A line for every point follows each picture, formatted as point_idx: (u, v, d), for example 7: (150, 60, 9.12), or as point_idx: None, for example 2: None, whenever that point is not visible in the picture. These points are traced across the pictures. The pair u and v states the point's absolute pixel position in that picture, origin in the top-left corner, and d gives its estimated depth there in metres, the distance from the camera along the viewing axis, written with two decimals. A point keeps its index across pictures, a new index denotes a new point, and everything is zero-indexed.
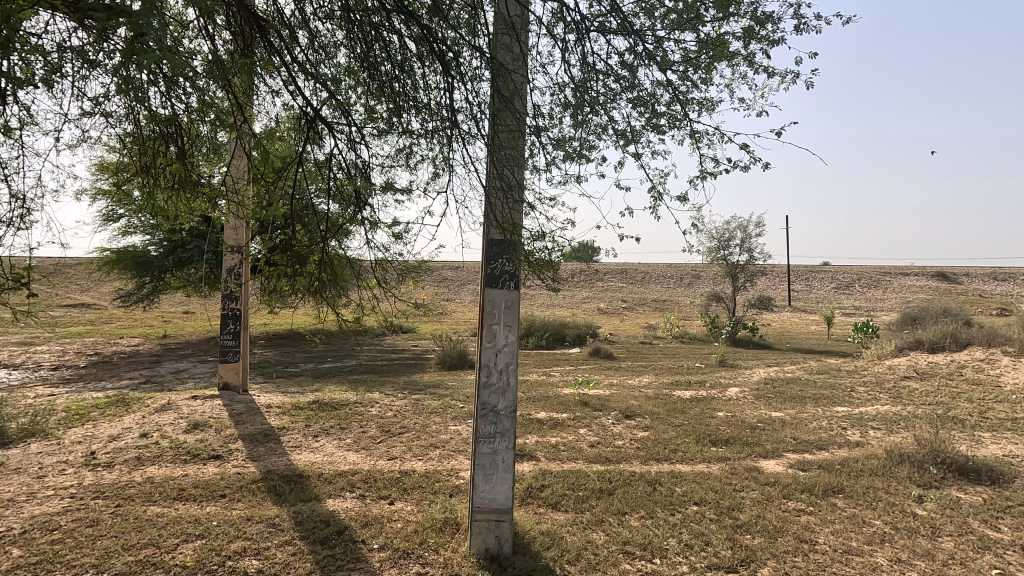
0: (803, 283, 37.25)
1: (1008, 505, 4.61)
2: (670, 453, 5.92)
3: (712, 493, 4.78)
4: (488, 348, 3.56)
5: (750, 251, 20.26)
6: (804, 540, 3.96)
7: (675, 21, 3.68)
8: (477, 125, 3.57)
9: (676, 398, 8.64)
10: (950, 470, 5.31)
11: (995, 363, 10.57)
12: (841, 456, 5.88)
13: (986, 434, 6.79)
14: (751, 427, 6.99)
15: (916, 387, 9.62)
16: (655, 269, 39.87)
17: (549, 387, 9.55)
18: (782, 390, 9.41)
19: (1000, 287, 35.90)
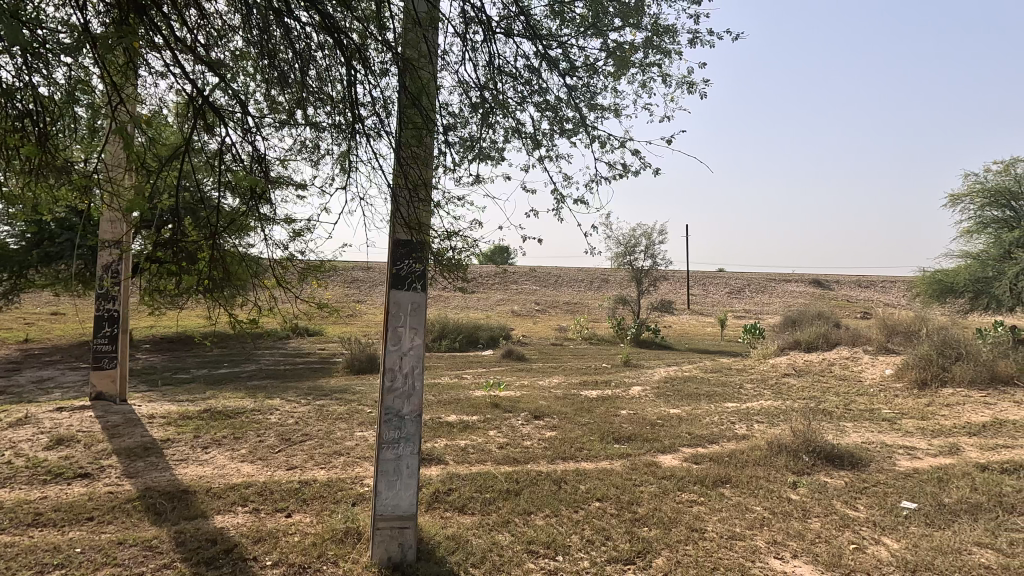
0: (701, 288, 39.98)
1: (865, 486, 5.21)
2: (576, 451, 6.10)
3: (613, 489, 4.98)
4: (393, 351, 3.46)
5: (654, 257, 21.39)
6: (694, 529, 4.23)
7: (581, 27, 3.80)
8: (383, 120, 3.48)
9: (583, 398, 8.92)
10: (819, 457, 5.91)
11: (856, 361, 11.93)
12: (729, 449, 6.35)
13: (848, 424, 7.64)
14: (651, 424, 7.37)
15: (794, 383, 10.64)
16: (567, 273, 41.06)
17: (460, 389, 9.53)
18: (680, 388, 10.01)
19: (864, 293, 40.65)
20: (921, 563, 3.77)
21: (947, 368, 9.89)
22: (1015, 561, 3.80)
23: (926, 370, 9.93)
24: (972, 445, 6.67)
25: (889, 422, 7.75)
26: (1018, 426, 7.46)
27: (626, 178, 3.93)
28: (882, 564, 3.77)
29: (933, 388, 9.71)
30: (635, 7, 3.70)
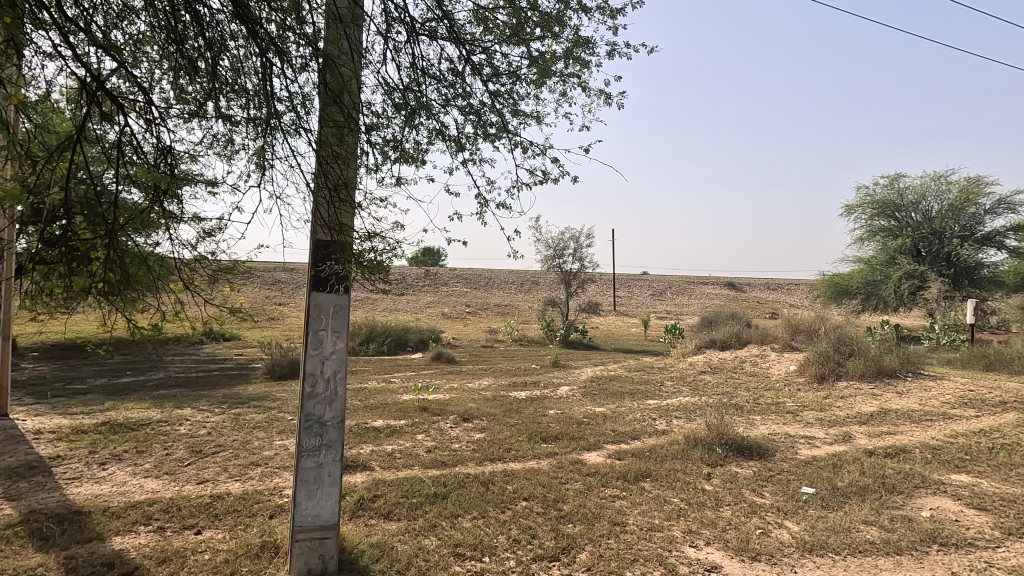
0: (626, 289, 41.48)
1: (770, 475, 5.61)
2: (504, 452, 6.14)
3: (540, 488, 5.06)
4: (314, 355, 3.33)
5: (581, 260, 21.94)
6: (616, 523, 4.38)
7: (505, 34, 3.85)
8: (302, 116, 3.36)
9: (512, 399, 9.00)
10: (731, 449, 6.29)
11: (764, 358, 12.81)
12: (650, 444, 6.62)
13: (757, 417, 8.18)
14: (577, 423, 7.56)
15: (710, 380, 11.27)
16: (498, 275, 41.27)
17: (388, 393, 9.33)
18: (605, 387, 10.33)
19: (771, 295, 43.79)
20: (817, 543, 4.10)
21: (841, 363, 10.85)
22: (895, 535, 4.22)
23: (824, 366, 10.83)
24: (861, 432, 7.35)
25: (792, 414, 8.39)
26: (899, 415, 8.30)
27: (546, 183, 4.06)
28: (784, 546, 4.07)
29: (830, 381, 10.61)
30: (556, 18, 3.80)
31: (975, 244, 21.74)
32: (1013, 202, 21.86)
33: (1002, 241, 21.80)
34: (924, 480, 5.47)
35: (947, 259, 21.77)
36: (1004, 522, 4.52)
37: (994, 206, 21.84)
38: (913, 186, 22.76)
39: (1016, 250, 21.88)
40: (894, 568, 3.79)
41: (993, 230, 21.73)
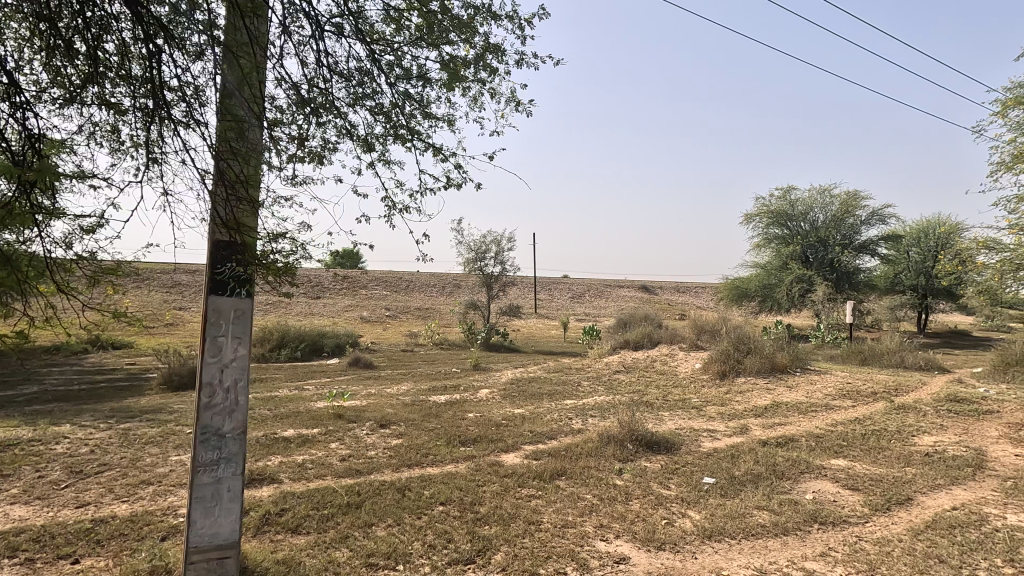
0: (546, 292, 42.36)
1: (676, 467, 5.94)
2: (422, 457, 6.06)
3: (457, 491, 5.04)
4: (212, 364, 3.12)
5: (502, 263, 22.14)
6: (532, 521, 4.46)
7: (415, 35, 3.83)
8: (197, 108, 3.14)
9: (431, 403, 8.91)
10: (641, 444, 6.60)
11: (673, 357, 13.55)
12: (565, 443, 6.80)
13: (665, 413, 8.64)
14: (496, 425, 7.62)
15: (623, 379, 11.76)
16: (420, 278, 40.72)
17: (300, 401, 8.92)
18: (524, 389, 10.49)
19: (681, 297, 46.45)
20: (715, 529, 4.39)
21: (740, 360, 11.71)
22: (783, 518, 4.61)
23: (726, 363, 11.64)
24: (757, 424, 7.96)
25: (697, 409, 8.94)
26: (789, 407, 9.08)
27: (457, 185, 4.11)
28: (687, 534, 4.32)
29: (731, 377, 11.41)
30: (467, 24, 3.85)
31: (853, 251, 24.26)
32: (883, 215, 24.71)
33: (875, 249, 24.49)
34: (808, 465, 6.02)
35: (831, 265, 24.24)
36: (872, 499, 5.07)
37: (868, 218, 24.48)
38: (803, 198, 25.03)
39: (886, 257, 24.67)
40: (781, 548, 4.14)
41: (867, 239, 24.43)
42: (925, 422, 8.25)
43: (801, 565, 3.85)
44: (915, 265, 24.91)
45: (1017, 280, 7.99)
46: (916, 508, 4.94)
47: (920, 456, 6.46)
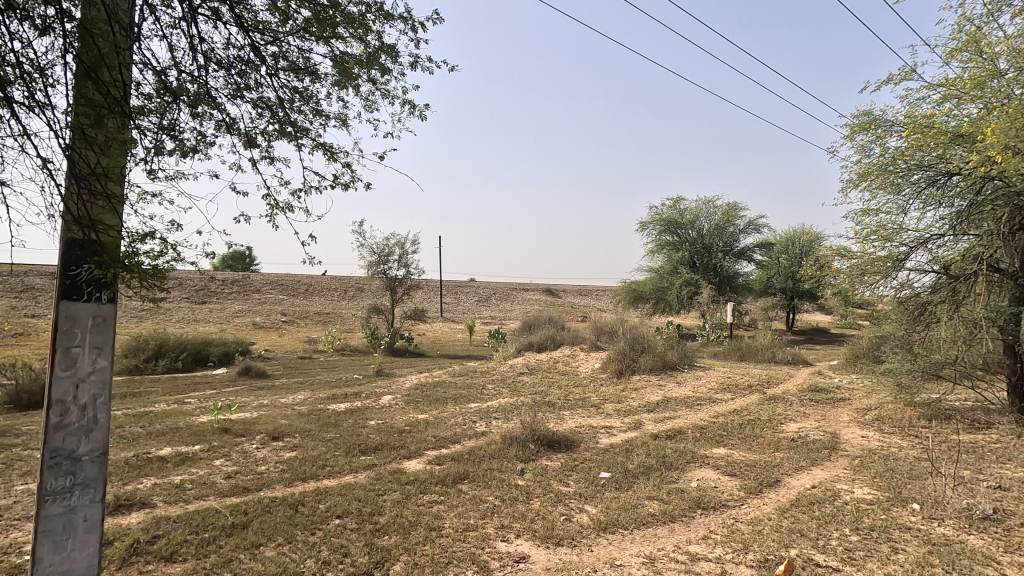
0: (452, 296, 42.21)
1: (575, 464, 6.15)
2: (317, 469, 5.77)
3: (355, 503, 4.86)
4: (64, 378, 2.75)
5: (407, 266, 21.75)
6: (433, 528, 4.39)
7: (302, 28, 3.71)
8: (42, 90, 2.78)
9: (330, 412, 8.53)
10: (542, 443, 6.76)
11: (574, 358, 14.03)
12: (469, 446, 6.80)
13: (566, 412, 8.92)
14: (398, 431, 7.45)
15: (527, 380, 12.00)
16: (319, 282, 38.92)
17: (180, 416, 8.16)
18: (428, 394, 10.35)
19: (582, 300, 48.31)
20: (610, 522, 4.59)
21: (635, 359, 12.38)
22: (670, 506, 4.92)
23: (622, 362, 12.26)
24: (649, 419, 8.45)
25: (596, 407, 9.33)
26: (678, 401, 9.74)
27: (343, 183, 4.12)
28: (584, 528, 4.48)
29: (627, 375, 12.03)
30: (359, 23, 3.81)
31: (733, 257, 26.62)
32: (758, 225, 27.34)
33: (751, 256, 27.01)
34: (693, 455, 6.48)
35: (714, 270, 26.40)
36: (747, 483, 5.56)
37: (745, 227, 26.98)
38: (691, 208, 27.10)
39: (760, 263, 27.30)
40: (668, 534, 4.41)
41: (745, 246, 26.90)
42: (792, 411, 9.21)
43: (686, 549, 4.13)
44: (784, 270, 27.80)
45: (862, 283, 9.16)
46: (782, 489, 5.49)
47: (787, 441, 7.21)
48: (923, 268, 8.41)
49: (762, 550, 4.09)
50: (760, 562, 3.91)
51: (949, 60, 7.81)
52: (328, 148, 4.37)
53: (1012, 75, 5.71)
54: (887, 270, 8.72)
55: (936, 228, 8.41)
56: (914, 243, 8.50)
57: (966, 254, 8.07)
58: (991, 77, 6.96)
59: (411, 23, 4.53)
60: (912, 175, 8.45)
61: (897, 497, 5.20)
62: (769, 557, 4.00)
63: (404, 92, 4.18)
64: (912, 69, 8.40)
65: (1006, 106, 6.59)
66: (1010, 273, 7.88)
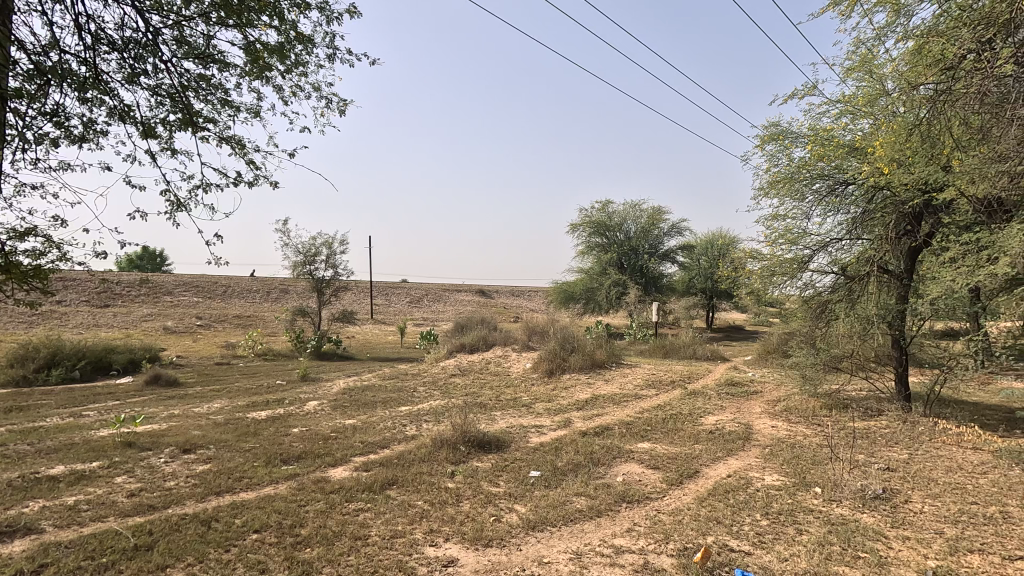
0: (383, 297, 41.28)
1: (506, 464, 6.17)
2: (233, 482, 5.44)
3: (275, 515, 4.63)
4: None
5: (335, 267, 21.01)
6: (358, 537, 4.26)
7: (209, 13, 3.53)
8: None
9: (249, 421, 8.08)
10: (473, 445, 6.74)
11: (506, 359, 14.09)
12: (398, 451, 6.65)
13: (498, 413, 8.94)
14: (323, 438, 7.18)
15: (459, 382, 11.91)
16: (240, 283, 36.85)
17: (76, 430, 7.45)
18: (356, 398, 10.05)
19: (516, 300, 48.66)
20: (539, 520, 4.64)
21: (565, 358, 12.61)
22: (597, 501, 5.05)
23: (553, 362, 12.45)
24: (579, 417, 8.63)
25: (527, 407, 9.41)
26: (606, 399, 10.02)
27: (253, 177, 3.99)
28: (513, 528, 4.50)
29: (557, 375, 12.23)
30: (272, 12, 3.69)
31: (658, 259, 27.76)
32: (681, 228, 28.64)
33: (675, 257, 28.26)
34: (619, 451, 6.68)
35: (641, 271, 27.39)
36: (668, 475, 5.81)
37: (669, 230, 28.20)
38: (618, 211, 27.98)
39: (683, 264, 28.60)
40: (595, 529, 4.52)
41: (669, 248, 28.09)
42: (710, 404, 9.73)
43: (611, 542, 4.25)
44: (704, 271, 29.31)
45: (773, 284, 9.81)
46: (701, 479, 5.78)
47: (706, 434, 7.59)
48: (824, 270, 9.14)
49: (681, 539, 4.27)
50: (679, 551, 4.08)
51: (845, 78, 8.52)
52: (236, 140, 4.24)
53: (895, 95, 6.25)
54: (793, 271, 9.40)
55: (834, 233, 9.15)
56: (816, 246, 9.21)
57: (860, 257, 8.81)
58: (879, 96, 7.67)
59: (327, 13, 4.43)
60: (814, 184, 9.16)
61: (802, 482, 5.61)
62: (688, 545, 4.18)
63: (316, 84, 4.10)
64: (813, 85, 9.10)
65: (891, 122, 7.30)
66: (897, 274, 8.68)
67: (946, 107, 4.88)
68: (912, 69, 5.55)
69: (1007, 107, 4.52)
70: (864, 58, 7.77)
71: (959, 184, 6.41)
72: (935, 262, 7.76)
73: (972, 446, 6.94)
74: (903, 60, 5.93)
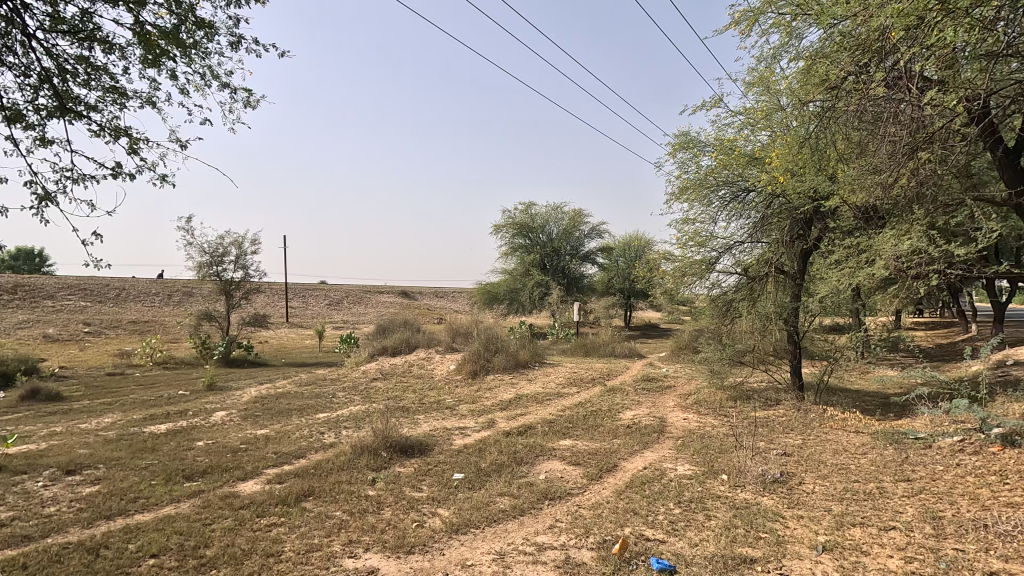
0: (300, 299, 39.47)
1: (429, 469, 6.08)
2: (126, 504, 4.95)
3: (176, 537, 4.27)
4: None
5: (245, 268, 19.80)
6: (271, 554, 4.03)
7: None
8: None
9: (145, 436, 7.42)
10: (395, 450, 6.60)
11: (429, 361, 13.90)
12: (314, 460, 6.37)
13: (420, 416, 8.80)
14: (232, 451, 6.73)
15: (381, 386, 11.62)
16: (136, 286, 33.84)
17: None
18: (269, 407, 9.51)
19: (439, 301, 48.19)
20: (462, 523, 4.61)
21: (489, 359, 12.65)
22: (521, 500, 5.09)
23: (476, 363, 12.44)
24: (502, 417, 8.68)
25: (451, 409, 9.34)
26: (529, 398, 10.17)
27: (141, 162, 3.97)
28: (435, 533, 4.44)
29: (481, 376, 12.23)
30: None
31: (579, 260, 28.57)
32: (601, 230, 29.63)
33: (595, 259, 29.20)
34: (541, 449, 6.79)
35: (563, 272, 28.05)
36: (589, 471, 5.97)
37: (589, 232, 29.07)
38: (541, 213, 28.47)
39: (602, 265, 29.59)
40: (518, 528, 4.56)
41: (589, 250, 28.97)
42: (628, 400, 10.12)
43: (534, 540, 4.30)
44: (622, 272, 30.53)
45: (683, 284, 10.35)
46: (619, 472, 5.99)
47: (624, 429, 7.89)
48: (729, 270, 9.79)
49: (601, 532, 4.40)
50: (599, 544, 4.20)
51: (746, 92, 9.14)
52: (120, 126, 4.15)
53: (789, 110, 6.79)
54: (702, 271, 10.00)
55: (738, 236, 9.81)
56: (722, 248, 9.86)
57: (760, 258, 9.55)
58: (775, 110, 8.29)
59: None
60: (720, 190, 9.75)
61: (710, 470, 5.96)
62: (607, 538, 4.31)
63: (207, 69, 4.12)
64: (718, 97, 9.69)
65: (786, 136, 7.92)
66: (792, 275, 9.49)
67: (831, 122, 5.37)
68: (803, 87, 6.04)
69: (881, 126, 5.04)
70: (763, 75, 8.34)
71: (842, 193, 7.11)
72: (823, 264, 8.54)
73: (854, 429, 7.70)
74: (795, 77, 6.46)
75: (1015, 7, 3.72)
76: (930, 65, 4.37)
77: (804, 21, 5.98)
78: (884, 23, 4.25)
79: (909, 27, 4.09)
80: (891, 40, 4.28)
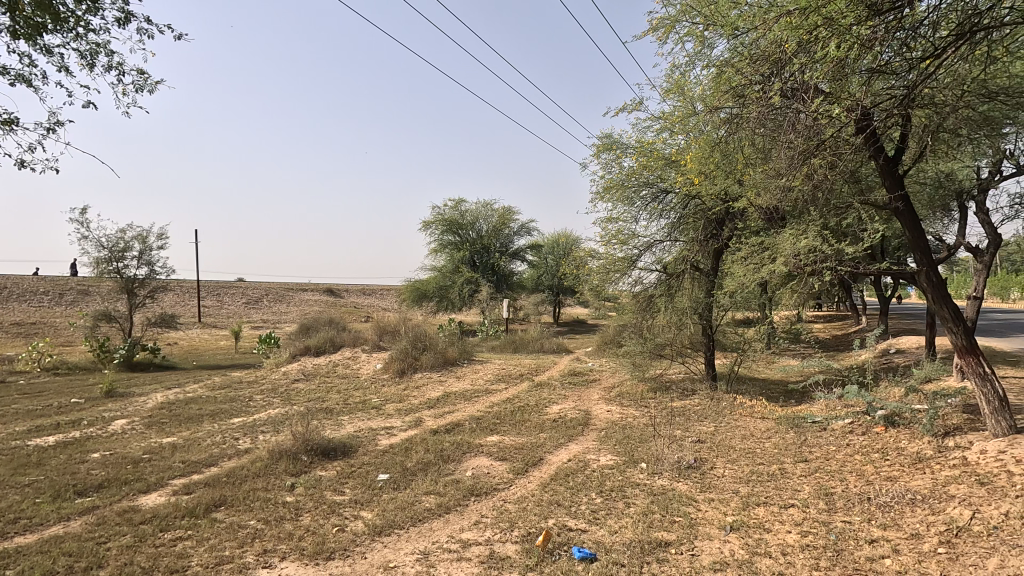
0: (214, 299, 37.08)
1: (352, 471, 5.91)
2: (4, 526, 4.45)
3: (66, 558, 3.90)
4: None
5: (150, 264, 18.34)
6: (175, 569, 3.77)
7: None
8: None
9: (30, 450, 6.70)
10: (316, 453, 6.37)
11: (355, 361, 13.51)
12: (228, 468, 6.01)
13: (344, 417, 8.53)
14: (133, 462, 6.22)
15: (302, 387, 11.15)
16: (20, 284, 30.40)
17: None
18: (177, 413, 8.88)
19: (367, 300, 46.88)
20: (386, 524, 4.51)
21: (417, 358, 12.46)
22: (446, 498, 5.06)
23: (404, 361, 12.23)
24: (429, 416, 8.59)
25: (376, 408, 9.13)
26: (457, 395, 10.12)
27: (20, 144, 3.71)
28: (357, 536, 4.33)
29: (409, 375, 12.03)
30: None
31: (508, 257, 28.77)
32: (530, 228, 29.95)
33: (524, 256, 29.50)
34: (468, 446, 6.78)
35: (492, 269, 28.10)
36: (514, 466, 6.03)
37: (518, 230, 29.29)
38: (471, 210, 28.38)
39: (532, 263, 29.94)
40: (442, 526, 4.53)
41: (519, 248, 29.24)
42: (554, 394, 10.33)
43: (458, 537, 4.30)
44: (550, 270, 31.05)
45: (607, 280, 10.64)
46: (544, 466, 6.10)
47: (550, 423, 8.04)
48: (649, 268, 10.18)
49: (525, 526, 4.46)
50: (523, 537, 4.25)
51: (664, 98, 9.54)
52: None
53: (703, 116, 7.13)
54: (625, 269, 10.36)
55: (658, 236, 10.23)
56: (643, 247, 10.24)
57: (678, 257, 9.99)
58: (690, 115, 8.70)
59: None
60: (640, 191, 10.13)
61: (630, 459, 6.20)
62: (531, 531, 4.38)
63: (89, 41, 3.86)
64: (639, 101, 10.03)
65: (699, 140, 8.34)
66: (706, 272, 10.01)
67: (738, 128, 5.69)
68: (713, 95, 6.38)
69: (781, 134, 5.40)
70: (679, 82, 8.73)
71: (749, 195, 7.59)
72: (733, 261, 9.08)
73: (760, 416, 8.27)
74: (707, 83, 6.80)
75: (890, 28, 4.10)
76: (822, 77, 4.73)
77: (713, 31, 6.30)
78: (781, 36, 4.55)
79: (802, 41, 4.40)
80: (788, 54, 4.60)
